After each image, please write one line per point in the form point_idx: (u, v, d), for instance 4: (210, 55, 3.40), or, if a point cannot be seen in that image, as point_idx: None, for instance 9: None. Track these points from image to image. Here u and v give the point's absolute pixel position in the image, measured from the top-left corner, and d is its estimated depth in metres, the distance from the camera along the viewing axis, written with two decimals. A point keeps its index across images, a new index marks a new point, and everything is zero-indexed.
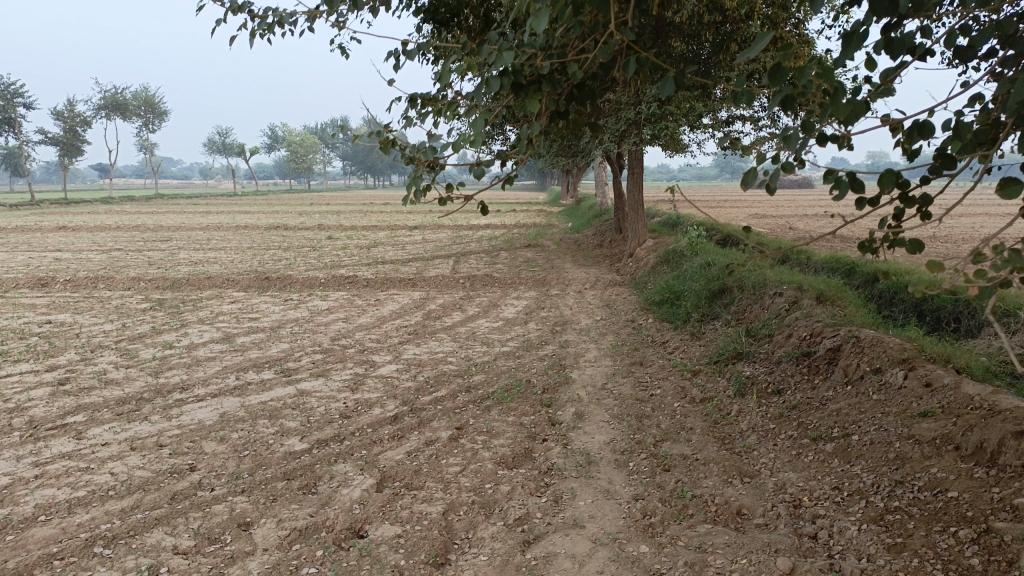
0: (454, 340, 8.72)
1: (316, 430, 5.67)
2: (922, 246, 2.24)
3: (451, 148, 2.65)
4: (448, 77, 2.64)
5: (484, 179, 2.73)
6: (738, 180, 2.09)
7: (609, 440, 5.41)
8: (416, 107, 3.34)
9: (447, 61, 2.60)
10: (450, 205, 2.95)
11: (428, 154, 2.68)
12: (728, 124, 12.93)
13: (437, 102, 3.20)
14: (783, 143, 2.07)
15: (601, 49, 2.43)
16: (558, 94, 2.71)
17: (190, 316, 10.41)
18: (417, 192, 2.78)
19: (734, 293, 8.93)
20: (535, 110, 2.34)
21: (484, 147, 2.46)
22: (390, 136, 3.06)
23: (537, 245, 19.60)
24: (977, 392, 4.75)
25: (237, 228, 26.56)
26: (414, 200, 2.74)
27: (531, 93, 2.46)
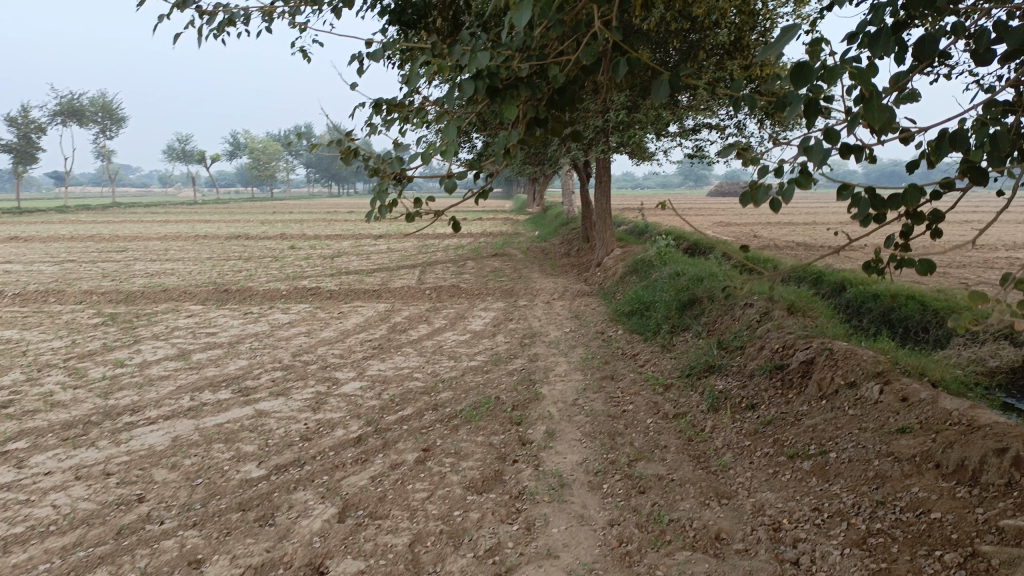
0: (420, 354, 8.47)
1: (275, 455, 5.40)
2: (933, 268, 2.19)
3: (421, 158, 2.45)
4: (414, 80, 2.44)
5: (456, 193, 2.52)
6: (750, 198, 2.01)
7: (582, 460, 5.23)
8: (381, 114, 3.12)
9: (415, 64, 2.41)
10: (419, 220, 2.73)
11: (394, 165, 2.47)
12: (694, 132, 12.89)
13: (404, 109, 2.99)
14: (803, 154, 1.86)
15: (584, 50, 2.34)
16: (537, 98, 2.58)
17: (144, 331, 10.01)
18: (383, 208, 2.55)
19: (704, 304, 8.82)
20: (514, 116, 2.17)
21: (456, 156, 2.29)
22: (352, 146, 2.84)
23: (503, 254, 19.42)
24: (955, 407, 4.66)
25: (197, 238, 25.95)
26: (377, 216, 2.52)
27: (509, 99, 2.28)
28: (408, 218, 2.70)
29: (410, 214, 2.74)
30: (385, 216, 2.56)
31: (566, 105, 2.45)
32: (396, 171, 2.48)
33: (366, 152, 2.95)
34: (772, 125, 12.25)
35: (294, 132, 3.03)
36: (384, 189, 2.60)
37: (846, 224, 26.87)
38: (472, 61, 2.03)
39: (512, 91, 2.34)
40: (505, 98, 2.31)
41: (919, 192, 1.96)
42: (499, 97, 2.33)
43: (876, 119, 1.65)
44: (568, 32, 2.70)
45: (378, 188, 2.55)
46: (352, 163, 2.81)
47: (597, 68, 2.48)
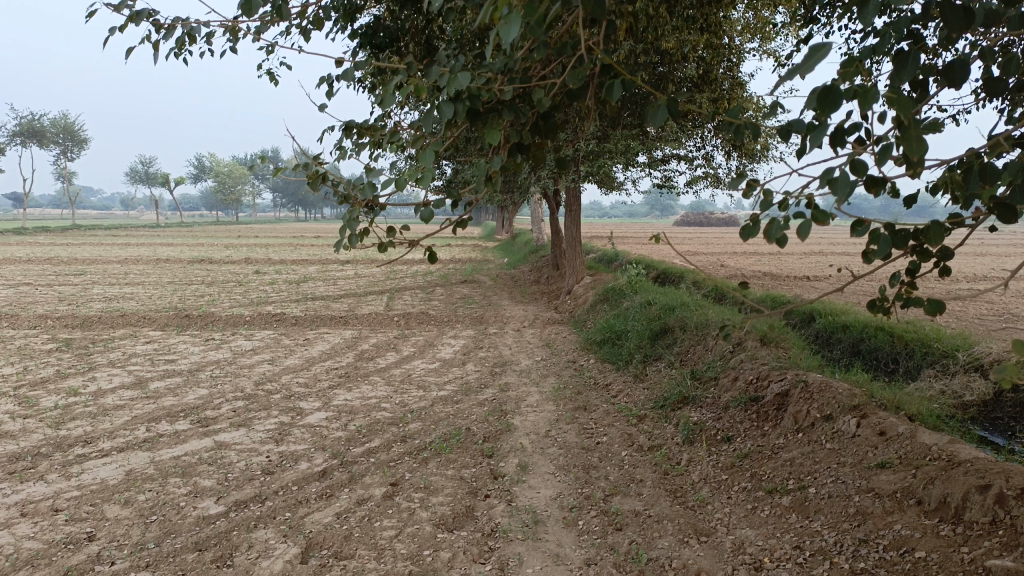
0: (388, 384, 8.26)
1: (234, 490, 5.15)
2: (941, 308, 2.25)
3: (395, 182, 2.30)
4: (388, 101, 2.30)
5: (433, 222, 2.37)
6: (764, 232, 1.90)
7: (556, 495, 5.07)
8: (352, 136, 2.98)
9: (390, 83, 2.27)
10: (392, 250, 2.58)
11: (366, 191, 2.31)
12: (663, 163, 12.95)
13: (378, 132, 2.86)
14: (826, 186, 1.72)
15: (571, 73, 2.24)
16: (521, 123, 2.47)
17: (100, 358, 9.64)
18: (354, 236, 2.38)
19: (676, 334, 8.75)
20: (496, 141, 2.05)
21: (435, 183, 2.14)
22: (320, 170, 2.68)
23: (472, 281, 19.27)
24: (934, 442, 4.60)
25: (158, 261, 25.40)
26: (349, 244, 2.34)
27: (492, 123, 2.16)
28: (379, 248, 2.53)
29: (381, 243, 2.57)
30: (356, 244, 2.39)
31: (550, 131, 2.36)
32: (370, 196, 2.32)
33: (336, 176, 2.79)
34: (740, 157, 12.36)
35: (259, 154, 2.87)
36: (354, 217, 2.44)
37: (810, 254, 27.28)
38: (452, 82, 1.91)
39: (495, 114, 2.22)
40: (488, 122, 2.20)
41: (943, 231, 1.91)
42: (481, 122, 2.21)
43: (914, 151, 1.49)
44: (552, 53, 2.61)
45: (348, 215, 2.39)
46: (319, 188, 2.64)
47: (584, 92, 2.39)
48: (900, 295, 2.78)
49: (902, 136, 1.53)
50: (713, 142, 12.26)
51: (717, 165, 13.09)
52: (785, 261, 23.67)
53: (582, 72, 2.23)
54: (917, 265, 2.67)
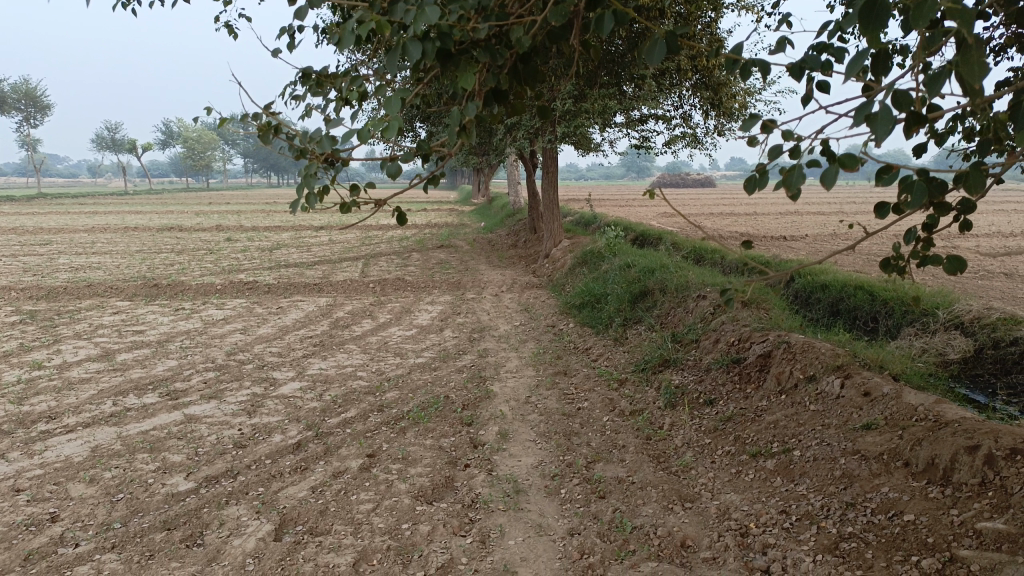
0: (365, 352, 8.07)
1: (204, 465, 4.98)
2: (962, 265, 2.14)
3: (355, 134, 2.09)
4: (347, 43, 2.10)
5: (401, 177, 2.16)
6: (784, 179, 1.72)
7: (538, 464, 4.95)
8: (310, 84, 2.76)
9: (348, 22, 2.07)
10: (357, 209, 2.35)
11: (323, 143, 2.07)
12: (641, 123, 12.73)
13: (338, 81, 2.64)
14: (863, 123, 1.54)
15: (553, 9, 2.09)
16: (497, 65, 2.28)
17: (65, 330, 9.36)
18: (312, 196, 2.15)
19: (655, 296, 8.63)
20: (470, 84, 1.86)
21: (401, 133, 1.95)
22: (272, 122, 2.44)
23: (449, 245, 19.03)
24: (920, 402, 4.54)
25: (125, 229, 24.81)
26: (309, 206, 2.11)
27: (465, 64, 1.97)
28: (339, 210, 2.30)
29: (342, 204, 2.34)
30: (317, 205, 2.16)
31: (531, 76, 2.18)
32: (328, 150, 2.09)
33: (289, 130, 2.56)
34: (718, 116, 12.18)
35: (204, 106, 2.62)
36: (311, 174, 2.20)
37: (786, 214, 27.30)
38: (421, 16, 1.71)
39: (468, 56, 2.02)
40: (458, 64, 1.99)
41: (984, 178, 1.73)
42: (452, 64, 2.02)
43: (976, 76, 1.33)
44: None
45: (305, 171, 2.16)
46: (270, 142, 2.41)
47: (566, 32, 2.21)
48: (918, 253, 2.78)
49: (963, 61, 1.36)
50: (691, 101, 12.05)
51: (695, 125, 12.91)
52: (761, 221, 23.67)
53: (564, 8, 2.05)
54: (935, 220, 2.64)
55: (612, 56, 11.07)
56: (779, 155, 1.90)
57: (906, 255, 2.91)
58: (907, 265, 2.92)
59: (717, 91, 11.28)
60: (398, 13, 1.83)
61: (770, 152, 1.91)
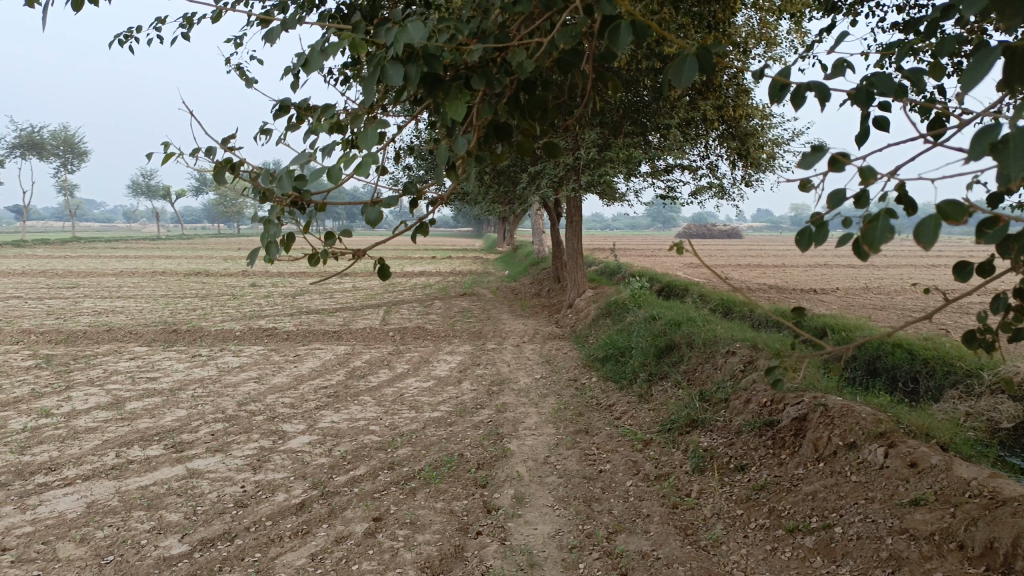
0: (379, 404, 7.79)
1: (201, 526, 4.71)
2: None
3: (327, 174, 1.88)
4: (318, 66, 1.90)
5: (381, 227, 1.93)
6: (864, 229, 1.43)
7: (554, 533, 4.61)
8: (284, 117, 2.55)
9: (321, 43, 1.87)
10: (329, 261, 2.13)
11: (283, 183, 1.84)
12: (667, 172, 12.56)
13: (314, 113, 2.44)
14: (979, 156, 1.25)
15: (563, 32, 1.93)
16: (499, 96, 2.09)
17: (79, 376, 9.23)
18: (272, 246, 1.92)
19: (682, 351, 8.29)
20: (460, 114, 1.65)
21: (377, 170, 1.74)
22: (231, 159, 2.23)
23: (472, 294, 18.83)
24: (973, 476, 4.15)
25: (152, 273, 24.98)
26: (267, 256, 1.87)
27: (455, 92, 1.77)
28: (307, 260, 2.07)
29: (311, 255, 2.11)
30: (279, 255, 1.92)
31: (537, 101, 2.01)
32: (289, 189, 1.86)
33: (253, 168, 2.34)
34: (746, 167, 11.96)
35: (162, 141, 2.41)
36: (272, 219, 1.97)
37: (814, 267, 26.87)
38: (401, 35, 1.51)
39: (461, 83, 1.82)
40: (449, 92, 1.79)
41: None
42: (442, 92, 1.82)
43: None
44: (537, 18, 2.30)
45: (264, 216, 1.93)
46: (225, 179, 2.19)
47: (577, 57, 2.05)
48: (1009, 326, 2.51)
49: None
50: (718, 152, 11.88)
51: (722, 175, 12.70)
52: (790, 274, 23.20)
53: (576, 29, 1.92)
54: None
55: (637, 106, 11.24)
56: (842, 203, 1.64)
57: (993, 327, 2.65)
58: (996, 338, 2.66)
59: (744, 142, 11.33)
60: (379, 30, 1.64)
61: (830, 201, 1.66)
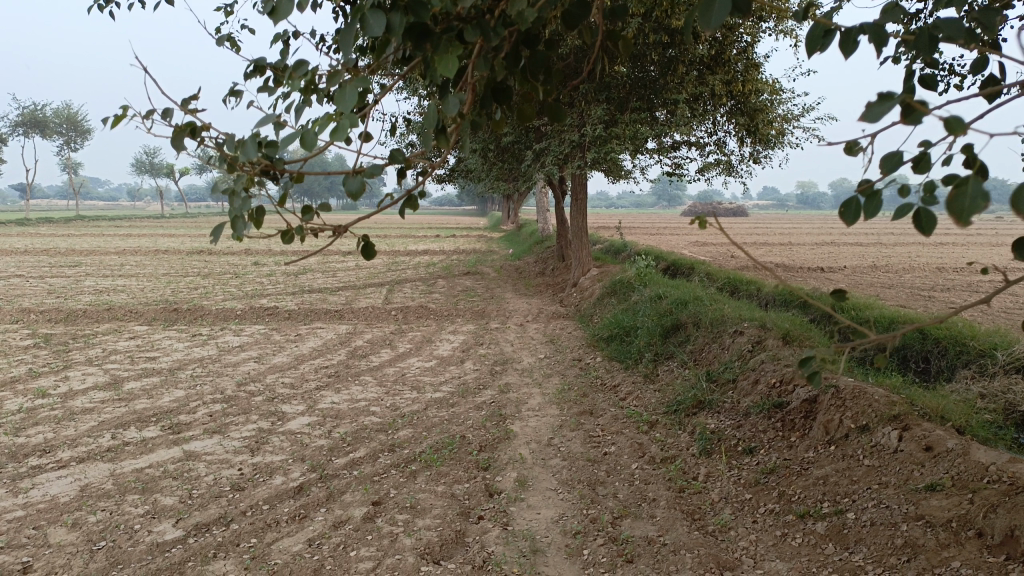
0: (380, 384, 7.68)
1: (196, 510, 4.60)
2: None
3: (299, 139, 1.73)
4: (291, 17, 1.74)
5: (361, 200, 1.78)
6: (952, 207, 1.29)
7: (558, 518, 4.49)
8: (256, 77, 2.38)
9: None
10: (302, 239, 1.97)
11: (251, 149, 1.70)
12: (673, 149, 12.35)
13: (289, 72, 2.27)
14: None
15: None
16: (498, 52, 1.93)
17: (77, 355, 9.12)
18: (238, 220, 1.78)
19: (688, 330, 8.13)
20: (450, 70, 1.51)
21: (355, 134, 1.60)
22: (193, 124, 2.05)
23: (476, 272, 18.69)
24: (991, 460, 4.00)
25: (154, 252, 24.86)
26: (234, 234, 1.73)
27: (445, 47, 1.61)
28: (278, 236, 1.93)
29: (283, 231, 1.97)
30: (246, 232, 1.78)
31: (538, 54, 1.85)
32: (255, 156, 1.71)
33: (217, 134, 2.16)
34: (754, 143, 11.76)
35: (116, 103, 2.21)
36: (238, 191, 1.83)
37: (821, 245, 26.60)
38: None
39: (452, 34, 1.66)
40: (439, 46, 1.63)
41: None
42: (432, 46, 1.66)
43: None
44: None
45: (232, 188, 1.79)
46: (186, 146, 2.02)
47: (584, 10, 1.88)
48: None
49: None
50: (726, 128, 11.66)
51: (729, 152, 12.50)
52: (797, 252, 22.98)
53: None
54: None
55: (644, 82, 11.04)
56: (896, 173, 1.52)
57: None
58: None
59: (753, 118, 11.11)
60: None
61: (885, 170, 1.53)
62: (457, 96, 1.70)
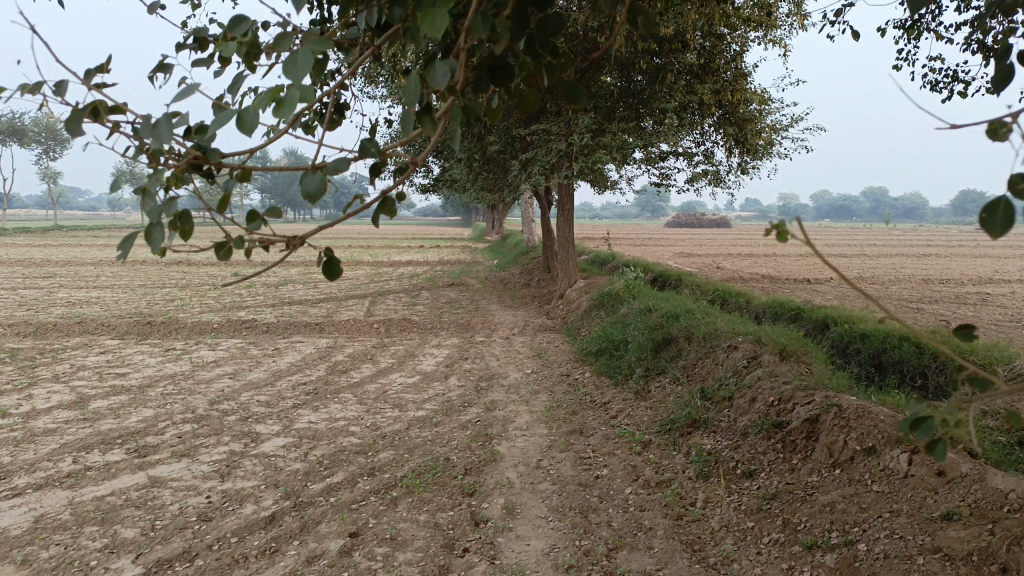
0: (360, 402, 7.34)
1: (158, 544, 4.26)
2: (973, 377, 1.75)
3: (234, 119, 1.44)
4: None
5: (318, 197, 1.52)
6: None
7: (548, 550, 4.20)
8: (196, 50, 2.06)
9: None
10: (234, 248, 1.66)
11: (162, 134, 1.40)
12: (661, 159, 12.15)
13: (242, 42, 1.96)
14: None
15: None
16: (500, 16, 1.68)
17: (44, 371, 8.72)
18: (153, 225, 1.50)
19: (680, 345, 7.87)
20: (435, 28, 1.25)
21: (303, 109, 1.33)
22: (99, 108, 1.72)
23: (460, 284, 18.37)
24: (1010, 487, 3.74)
25: (132, 263, 24.33)
26: (147, 243, 1.44)
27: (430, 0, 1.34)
28: (211, 248, 1.65)
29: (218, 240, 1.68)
30: (161, 240, 1.49)
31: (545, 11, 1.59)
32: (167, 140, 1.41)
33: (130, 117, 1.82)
34: (742, 153, 11.59)
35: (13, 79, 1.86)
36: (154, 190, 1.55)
37: (806, 257, 26.53)
38: None
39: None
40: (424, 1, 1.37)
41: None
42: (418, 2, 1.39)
43: None
44: None
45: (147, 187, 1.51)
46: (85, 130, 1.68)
47: None
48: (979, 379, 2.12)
49: None
50: (714, 138, 11.49)
51: (717, 162, 12.32)
52: (785, 264, 22.83)
53: None
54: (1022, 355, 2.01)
55: (631, 91, 10.94)
56: None
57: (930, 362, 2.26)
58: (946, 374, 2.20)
59: (741, 127, 10.93)
60: None
61: None
62: (445, 63, 1.44)
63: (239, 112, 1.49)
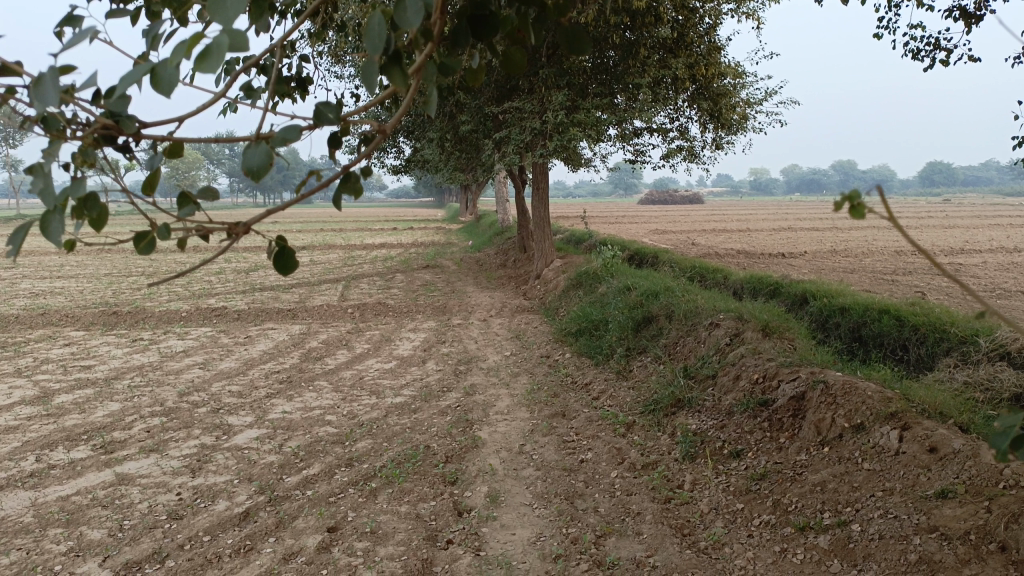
0: (336, 390, 7.15)
1: (126, 546, 4.06)
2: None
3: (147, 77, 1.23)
4: None
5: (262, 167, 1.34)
6: None
7: (535, 539, 4.06)
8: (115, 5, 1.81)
9: None
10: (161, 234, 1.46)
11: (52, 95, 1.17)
12: (636, 136, 11.99)
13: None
14: None
15: None
16: None
17: (6, 366, 8.41)
18: (52, 213, 1.29)
19: (660, 323, 7.77)
20: None
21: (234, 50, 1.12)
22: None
23: (435, 266, 18.13)
24: (1004, 462, 3.67)
25: (98, 251, 23.74)
26: (41, 235, 1.23)
27: None
28: (130, 240, 1.45)
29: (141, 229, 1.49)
30: (61, 231, 1.29)
31: None
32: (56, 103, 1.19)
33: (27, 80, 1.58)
34: (717, 128, 11.46)
35: None
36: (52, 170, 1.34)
37: (780, 232, 26.58)
38: None
39: None
40: None
41: None
42: None
43: None
44: None
45: (41, 167, 1.29)
46: None
47: None
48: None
49: None
50: (689, 114, 11.36)
51: (692, 137, 12.18)
52: (759, 238, 22.86)
53: None
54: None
55: (606, 67, 10.74)
56: None
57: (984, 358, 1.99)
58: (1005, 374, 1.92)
59: (716, 102, 10.82)
60: None
61: None
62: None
63: (154, 69, 1.27)
